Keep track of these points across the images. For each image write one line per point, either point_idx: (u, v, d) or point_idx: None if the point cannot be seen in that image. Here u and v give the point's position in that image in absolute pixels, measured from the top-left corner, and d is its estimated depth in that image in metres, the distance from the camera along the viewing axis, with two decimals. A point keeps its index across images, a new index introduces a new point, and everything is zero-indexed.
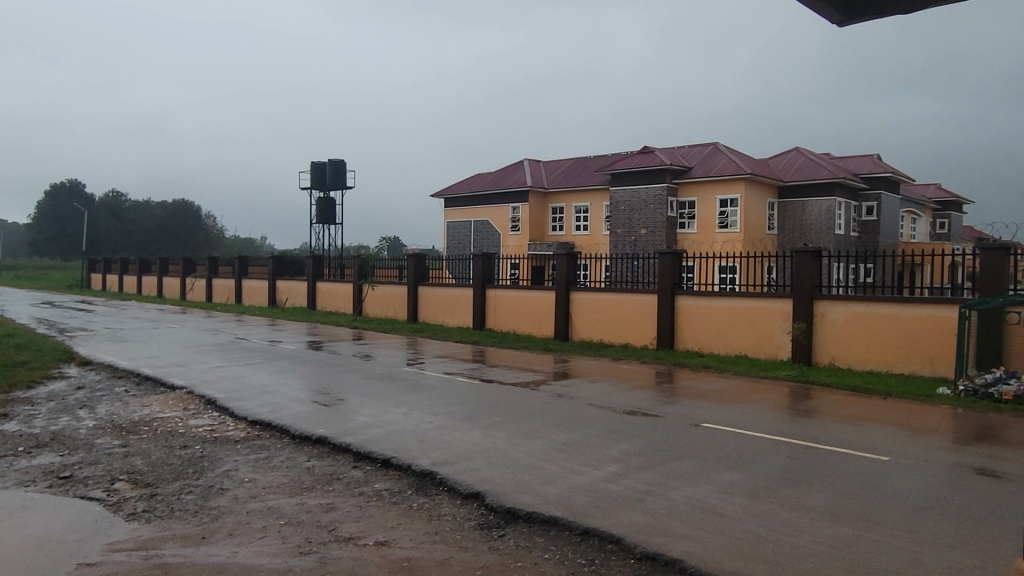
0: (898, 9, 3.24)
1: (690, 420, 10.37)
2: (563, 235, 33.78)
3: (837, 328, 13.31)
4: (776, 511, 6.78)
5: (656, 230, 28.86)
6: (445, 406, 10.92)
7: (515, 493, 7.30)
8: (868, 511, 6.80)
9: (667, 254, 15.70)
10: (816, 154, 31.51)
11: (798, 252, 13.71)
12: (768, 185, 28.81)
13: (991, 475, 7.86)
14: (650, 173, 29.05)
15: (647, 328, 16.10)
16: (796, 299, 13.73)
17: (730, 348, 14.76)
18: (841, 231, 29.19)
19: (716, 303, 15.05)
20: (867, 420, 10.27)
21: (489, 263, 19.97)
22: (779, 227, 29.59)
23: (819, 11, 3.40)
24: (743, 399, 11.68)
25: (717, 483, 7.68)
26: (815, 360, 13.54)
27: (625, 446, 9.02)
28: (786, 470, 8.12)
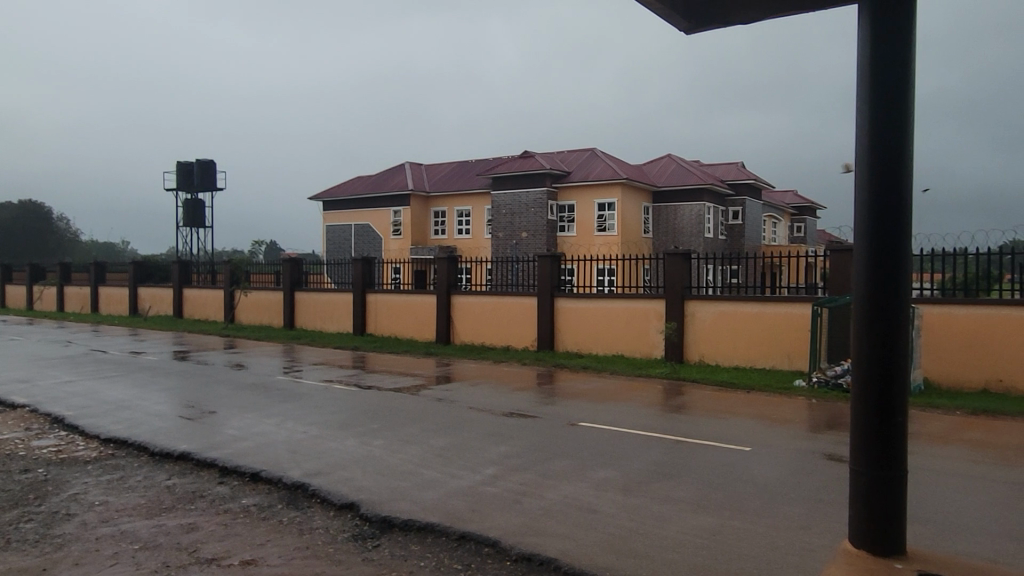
0: (736, 17, 3.84)
1: (567, 419, 10.56)
2: (446, 239, 33.69)
3: (705, 327, 13.97)
4: (646, 505, 7.00)
5: (536, 234, 29.36)
6: (319, 415, 10.57)
7: (390, 501, 7.14)
8: (730, 500, 7.16)
9: (547, 257, 15.95)
10: (686, 161, 33.12)
11: (669, 254, 14.27)
12: (642, 190, 29.96)
13: (838, 460, 8.47)
14: (530, 178, 29.52)
15: (528, 330, 16.29)
16: (668, 299, 14.30)
17: (607, 348, 15.17)
18: (709, 235, 30.80)
19: (593, 305, 15.42)
20: (730, 413, 10.84)
21: (369, 268, 19.58)
22: (653, 231, 30.83)
23: (668, 18, 3.90)
24: (619, 397, 12.04)
25: (592, 480, 7.84)
26: (686, 358, 14.15)
27: (504, 448, 9.05)
28: (657, 464, 8.40)
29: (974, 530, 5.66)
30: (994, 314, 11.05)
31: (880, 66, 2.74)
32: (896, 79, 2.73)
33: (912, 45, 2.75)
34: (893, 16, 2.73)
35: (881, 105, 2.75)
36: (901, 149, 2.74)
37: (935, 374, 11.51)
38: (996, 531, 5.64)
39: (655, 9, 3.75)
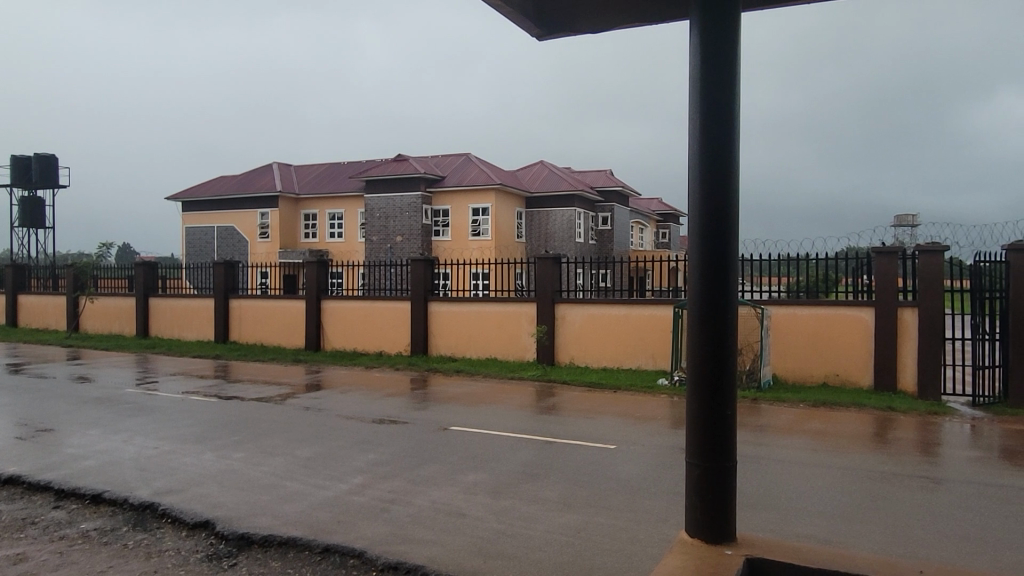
0: (585, 25, 4.05)
1: (438, 424, 10.49)
2: (317, 243, 32.72)
3: (575, 329, 14.33)
4: (514, 506, 7.06)
5: (410, 238, 29.10)
6: (173, 429, 9.91)
7: (249, 516, 6.78)
8: (594, 497, 7.35)
9: (420, 261, 15.81)
10: (559, 168, 33.93)
11: (540, 258, 14.53)
12: (516, 195, 30.40)
13: None
14: (404, 182, 29.21)
15: (402, 335, 16.08)
16: (539, 303, 14.55)
17: (481, 352, 15.24)
18: (580, 240, 31.70)
19: (466, 308, 15.44)
20: (597, 413, 11.17)
21: (232, 272, 18.64)
22: (526, 235, 31.36)
23: (520, 23, 4.07)
24: (490, 400, 12.11)
25: (461, 484, 7.82)
26: (557, 359, 14.47)
27: (373, 456, 8.85)
28: (526, 466, 8.50)
29: (811, 514, 6.11)
30: (831, 313, 12.05)
31: (710, 77, 2.89)
32: (723, 89, 2.88)
33: (737, 58, 2.91)
34: (721, 30, 2.88)
35: (711, 113, 2.90)
36: (728, 157, 2.90)
37: (782, 370, 12.44)
38: (829, 514, 6.13)
39: (505, 13, 3.91)
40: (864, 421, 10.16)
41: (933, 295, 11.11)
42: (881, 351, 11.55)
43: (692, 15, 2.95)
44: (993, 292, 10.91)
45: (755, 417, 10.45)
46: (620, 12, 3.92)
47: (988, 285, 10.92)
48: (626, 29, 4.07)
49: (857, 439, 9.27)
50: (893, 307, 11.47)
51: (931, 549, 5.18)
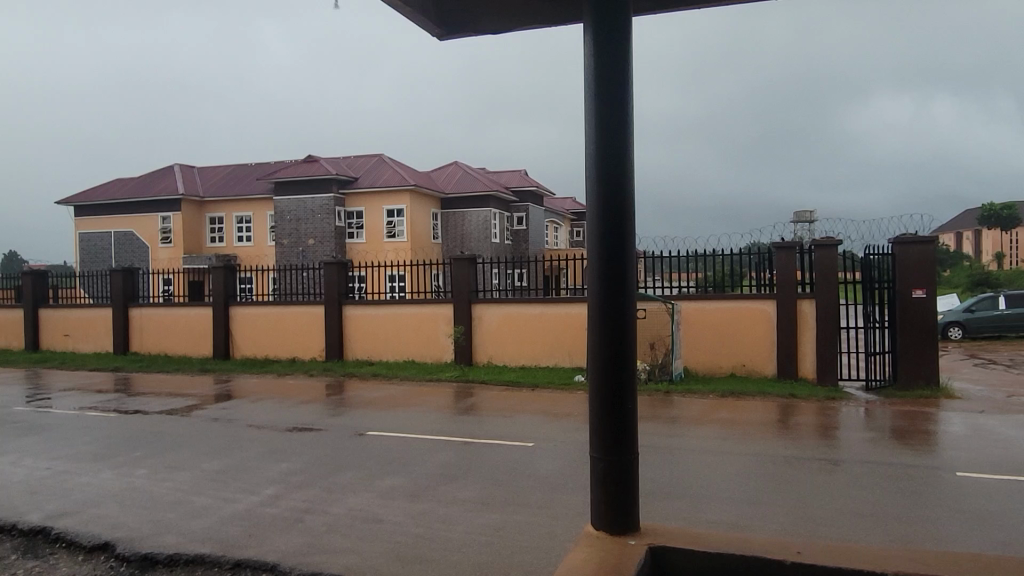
0: (484, 27, 4.11)
1: (354, 430, 10.31)
2: (224, 247, 31.58)
3: (492, 329, 14.35)
4: (432, 509, 7.01)
5: (323, 241, 28.47)
6: (67, 448, 9.32)
7: (153, 536, 6.46)
8: (512, 495, 7.40)
9: (333, 264, 15.48)
10: (474, 169, 33.95)
11: (455, 259, 14.47)
12: (431, 197, 30.23)
13: None
14: (315, 183, 28.53)
15: (316, 340, 15.71)
16: (455, 304, 14.50)
17: (398, 354, 15.07)
18: (496, 240, 31.86)
19: (382, 311, 15.22)
20: (515, 412, 11.24)
21: (131, 280, 17.73)
22: (442, 236, 31.24)
23: (421, 23, 4.09)
24: (408, 403, 11.99)
25: (379, 489, 7.71)
26: (475, 359, 14.47)
27: (286, 465, 8.61)
28: (445, 467, 8.46)
29: (721, 500, 6.35)
30: (737, 307, 12.54)
31: (603, 79, 2.96)
32: (616, 92, 2.95)
33: (629, 61, 2.99)
34: (612, 35, 2.96)
35: (607, 117, 2.97)
36: (622, 158, 2.97)
37: (692, 363, 12.86)
38: (736, 499, 6.38)
39: (404, 12, 3.87)
40: (768, 409, 10.65)
41: (829, 286, 11.77)
42: (783, 341, 12.12)
43: (584, 17, 3.01)
44: (882, 283, 11.62)
45: (668, 408, 10.77)
46: (521, 13, 3.96)
47: (878, 276, 11.68)
48: (527, 29, 4.10)
49: (762, 426, 9.70)
50: (793, 300, 12.06)
51: (828, 527, 5.50)
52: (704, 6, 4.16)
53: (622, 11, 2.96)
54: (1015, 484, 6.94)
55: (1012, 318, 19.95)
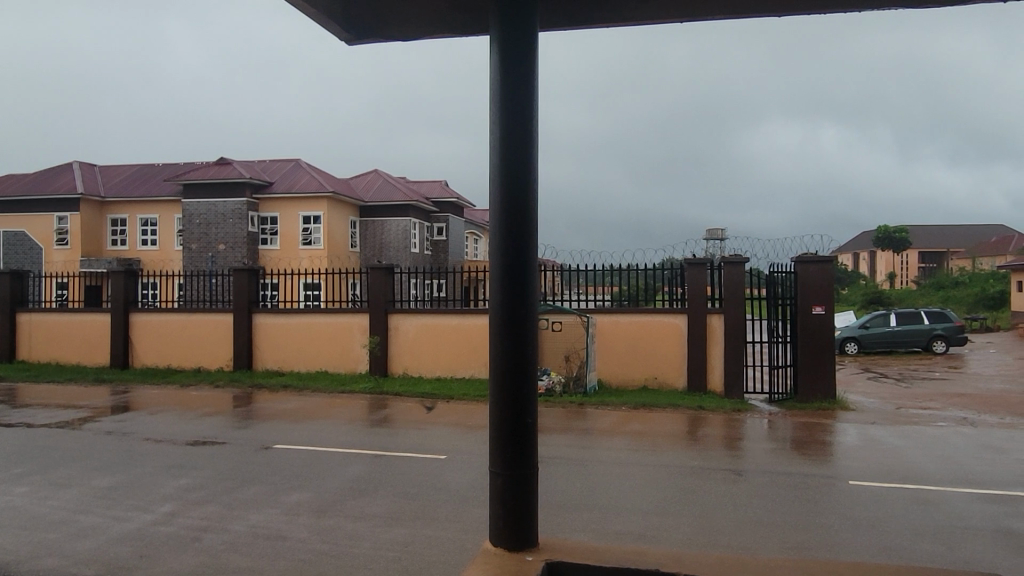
0: (392, 34, 4.13)
1: (260, 443, 9.93)
2: (127, 251, 30.05)
3: (408, 339, 14.15)
4: (339, 524, 6.81)
5: (234, 246, 27.50)
6: None
7: (32, 558, 6.00)
8: (423, 509, 7.27)
9: (243, 271, 14.94)
10: (394, 177, 33.59)
11: (372, 268, 14.23)
12: (349, 204, 29.69)
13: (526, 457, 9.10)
14: (227, 187, 27.54)
15: (223, 349, 15.10)
16: (371, 313, 14.24)
17: (310, 364, 14.67)
18: (415, 250, 31.58)
19: (294, 320, 14.78)
20: (429, 423, 11.11)
21: (20, 283, 16.60)
22: (359, 244, 30.72)
23: (329, 28, 4.06)
24: (319, 415, 11.66)
25: (283, 505, 7.43)
26: (390, 370, 14.22)
27: (185, 481, 8.20)
28: (355, 481, 8.25)
29: (631, 510, 6.46)
30: (650, 321, 12.83)
31: (508, 89, 2.96)
32: (519, 104, 2.95)
33: (534, 73, 3.01)
34: (517, 47, 2.96)
35: (510, 130, 2.97)
36: (525, 169, 2.98)
37: (606, 375, 13.06)
38: (644, 509, 6.51)
39: (311, 15, 3.86)
40: (678, 420, 10.93)
41: (737, 302, 12.22)
42: (693, 354, 12.49)
43: (490, 25, 3.00)
44: (785, 299, 12.15)
45: (581, 420, 10.88)
46: (430, 23, 4.00)
47: (781, 293, 12.21)
48: (436, 38, 4.15)
49: (672, 438, 9.92)
50: (702, 314, 12.45)
51: (730, 537, 5.66)
52: (610, 25, 4.29)
53: (527, 22, 2.97)
54: (901, 491, 7.35)
55: (902, 335, 21.23)
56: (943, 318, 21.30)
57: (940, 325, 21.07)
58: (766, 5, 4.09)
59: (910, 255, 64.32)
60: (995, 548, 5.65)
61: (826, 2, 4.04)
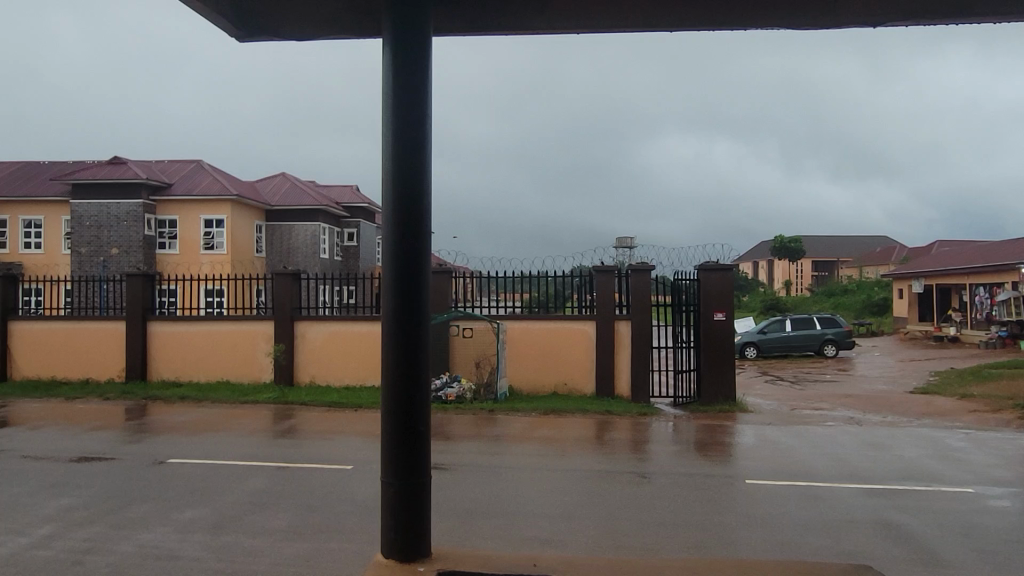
0: (283, 31, 4.03)
1: (153, 457, 9.41)
2: (7, 254, 27.96)
3: (315, 347, 13.77)
4: (236, 541, 6.52)
5: (129, 250, 26.10)
6: None
7: None
8: (325, 522, 7.07)
9: (137, 276, 14.18)
10: (302, 181, 32.76)
11: (277, 274, 13.79)
12: (254, 208, 28.72)
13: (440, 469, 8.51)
14: (121, 187, 26.05)
15: (114, 360, 14.26)
16: (275, 320, 13.77)
17: (210, 374, 14.06)
18: (324, 256, 30.90)
19: (193, 328, 14.13)
20: (336, 433, 10.84)
21: None
22: (265, 249, 29.78)
23: (217, 24, 3.93)
24: (219, 427, 11.17)
25: (176, 523, 7.05)
26: (296, 380, 13.81)
27: (66, 500, 7.65)
28: (255, 495, 7.94)
29: (538, 515, 6.51)
30: (559, 327, 12.98)
31: (400, 98, 3.00)
32: (414, 109, 3.00)
33: (428, 83, 3.07)
34: (410, 55, 3.01)
35: (404, 137, 3.01)
36: (419, 175, 3.02)
37: (517, 382, 13.11)
38: (551, 514, 6.58)
39: (197, 9, 3.73)
40: (586, 425, 11.09)
41: (642, 308, 12.55)
42: (602, 360, 12.73)
43: (382, 35, 3.05)
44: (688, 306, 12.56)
45: (491, 427, 10.88)
46: (324, 23, 3.93)
47: (685, 300, 12.62)
48: (329, 40, 4.09)
49: (580, 442, 10.07)
50: (610, 321, 12.70)
51: (633, 539, 5.79)
52: (504, 33, 4.33)
53: (421, 31, 3.02)
54: (793, 488, 7.72)
55: (796, 340, 22.37)
56: (833, 323, 22.61)
57: (830, 330, 22.36)
58: (661, 19, 4.23)
59: (804, 264, 68.00)
60: (877, 539, 6.01)
61: (712, 19, 4.22)
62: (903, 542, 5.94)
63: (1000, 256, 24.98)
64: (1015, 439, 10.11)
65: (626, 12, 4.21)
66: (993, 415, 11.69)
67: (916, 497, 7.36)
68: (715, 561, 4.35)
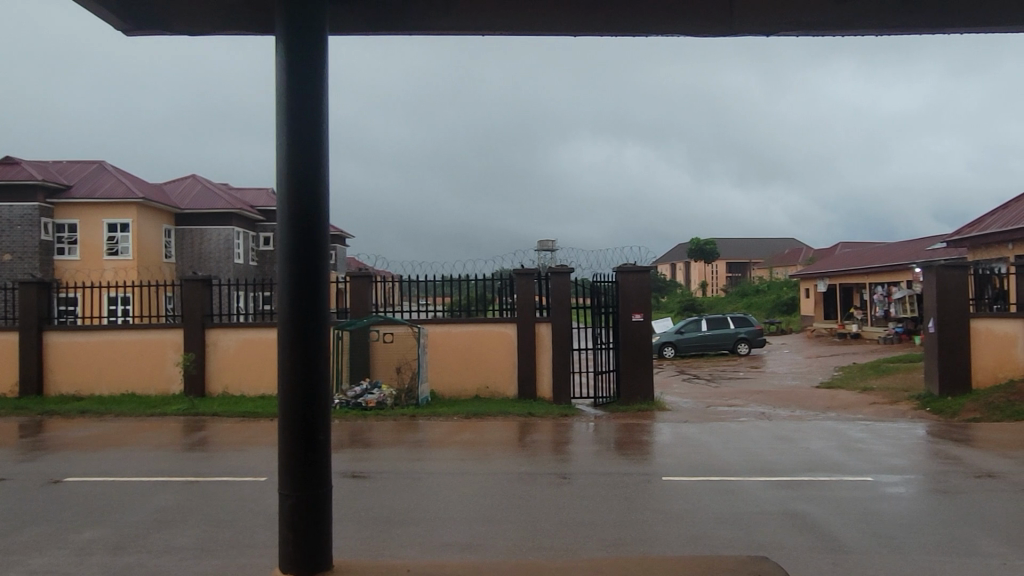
0: (173, 26, 3.91)
1: (49, 476, 8.83)
2: None
3: (228, 356, 13.27)
4: (140, 561, 6.20)
5: (24, 256, 24.51)
6: None
7: None
8: (237, 537, 6.80)
9: (32, 284, 13.35)
10: (214, 184, 31.63)
11: (187, 280, 13.24)
12: (163, 211, 27.54)
13: (357, 476, 8.26)
14: (14, 189, 24.39)
15: (7, 374, 13.36)
16: (185, 329, 13.20)
17: (113, 387, 13.35)
18: (238, 261, 29.96)
19: (95, 338, 13.39)
20: (250, 444, 10.47)
21: None
22: (175, 255, 28.60)
23: (104, 16, 3.78)
24: (124, 441, 10.61)
25: (74, 545, 6.64)
26: (208, 390, 13.28)
27: None
28: (161, 512, 7.56)
29: (458, 520, 6.47)
30: (480, 330, 12.95)
31: (295, 98, 2.93)
32: (308, 108, 2.94)
33: (325, 83, 3.00)
34: (306, 53, 2.94)
35: (298, 139, 2.94)
36: (315, 176, 2.95)
37: (439, 387, 13.00)
38: (471, 518, 6.55)
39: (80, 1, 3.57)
40: (507, 428, 11.11)
41: (563, 311, 12.70)
42: (523, 362, 12.79)
43: (275, 32, 2.96)
44: (607, 308, 12.77)
45: (412, 433, 10.75)
46: (218, 17, 3.84)
47: (603, 302, 12.83)
48: (224, 36, 3.97)
49: (501, 445, 10.08)
50: (531, 323, 12.78)
51: (553, 539, 5.83)
52: (406, 34, 4.28)
53: (316, 31, 2.95)
54: (707, 483, 7.95)
55: (711, 339, 23.13)
56: (745, 323, 23.50)
57: (742, 329, 23.24)
58: (563, 23, 4.29)
59: (718, 265, 70.50)
60: (785, 529, 6.25)
61: (610, 24, 4.31)
62: (808, 530, 6.20)
63: (896, 256, 26.60)
64: (910, 428, 10.73)
65: (531, 14, 4.24)
66: (891, 406, 12.38)
67: (820, 487, 7.71)
68: (624, 559, 4.40)
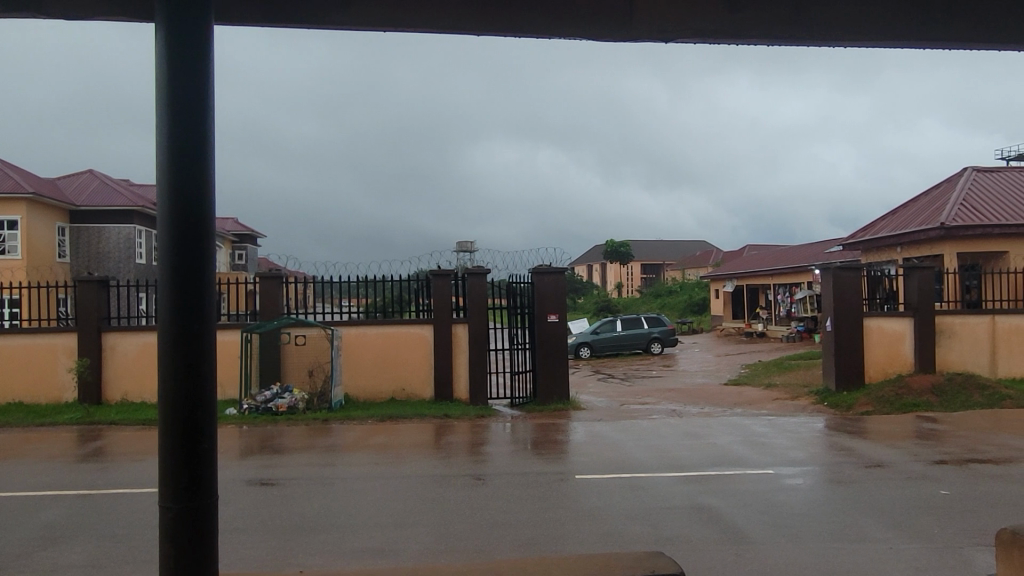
0: (47, 11, 3.70)
1: None
2: None
3: (126, 361, 12.58)
4: None
5: None
6: None
7: None
8: (133, 552, 6.46)
9: None
10: (114, 179, 30.05)
11: (81, 281, 12.48)
12: (55, 208, 25.94)
13: (264, 483, 8.00)
14: None
15: None
16: (79, 333, 12.43)
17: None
18: (139, 261, 28.54)
19: None
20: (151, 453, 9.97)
21: None
22: (69, 254, 26.98)
23: None
24: (11, 454, 9.90)
25: None
26: (105, 398, 12.56)
27: None
28: (49, 528, 7.09)
29: (368, 525, 6.36)
30: (395, 332, 12.77)
31: (177, 91, 2.79)
32: (190, 102, 2.80)
33: (210, 76, 2.87)
34: (189, 44, 2.81)
35: (180, 134, 2.80)
36: (198, 174, 2.82)
37: (353, 390, 12.74)
38: (383, 523, 6.44)
39: None
40: (423, 430, 11.00)
41: (479, 312, 12.69)
42: (439, 364, 12.69)
43: (155, 21, 2.82)
44: (522, 309, 12.84)
45: (324, 437, 10.49)
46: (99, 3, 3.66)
47: (519, 303, 12.88)
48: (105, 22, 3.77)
49: (416, 447, 9.97)
50: (447, 324, 12.70)
51: (465, 541, 5.81)
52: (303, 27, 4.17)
53: (199, 21, 2.82)
54: (619, 480, 8.10)
55: (625, 338, 23.64)
56: (658, 322, 24.14)
57: (655, 329, 23.87)
58: (465, 21, 4.28)
59: (633, 266, 72.34)
60: (691, 522, 6.44)
61: (513, 22, 4.32)
62: (713, 523, 6.40)
63: (796, 258, 27.97)
64: (809, 422, 11.27)
65: (431, 11, 4.21)
66: (792, 401, 12.98)
67: (726, 481, 7.98)
68: (528, 559, 4.41)
